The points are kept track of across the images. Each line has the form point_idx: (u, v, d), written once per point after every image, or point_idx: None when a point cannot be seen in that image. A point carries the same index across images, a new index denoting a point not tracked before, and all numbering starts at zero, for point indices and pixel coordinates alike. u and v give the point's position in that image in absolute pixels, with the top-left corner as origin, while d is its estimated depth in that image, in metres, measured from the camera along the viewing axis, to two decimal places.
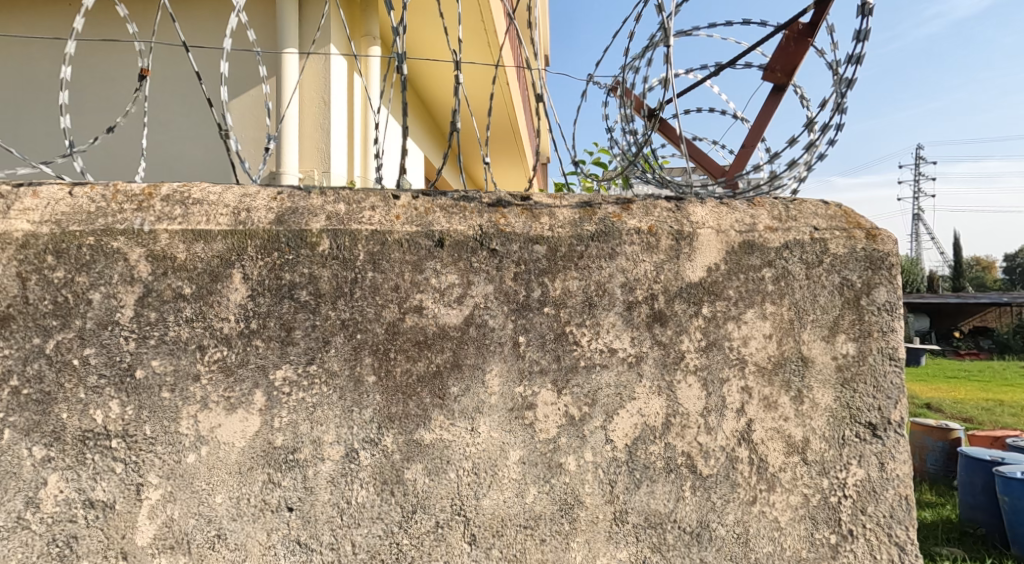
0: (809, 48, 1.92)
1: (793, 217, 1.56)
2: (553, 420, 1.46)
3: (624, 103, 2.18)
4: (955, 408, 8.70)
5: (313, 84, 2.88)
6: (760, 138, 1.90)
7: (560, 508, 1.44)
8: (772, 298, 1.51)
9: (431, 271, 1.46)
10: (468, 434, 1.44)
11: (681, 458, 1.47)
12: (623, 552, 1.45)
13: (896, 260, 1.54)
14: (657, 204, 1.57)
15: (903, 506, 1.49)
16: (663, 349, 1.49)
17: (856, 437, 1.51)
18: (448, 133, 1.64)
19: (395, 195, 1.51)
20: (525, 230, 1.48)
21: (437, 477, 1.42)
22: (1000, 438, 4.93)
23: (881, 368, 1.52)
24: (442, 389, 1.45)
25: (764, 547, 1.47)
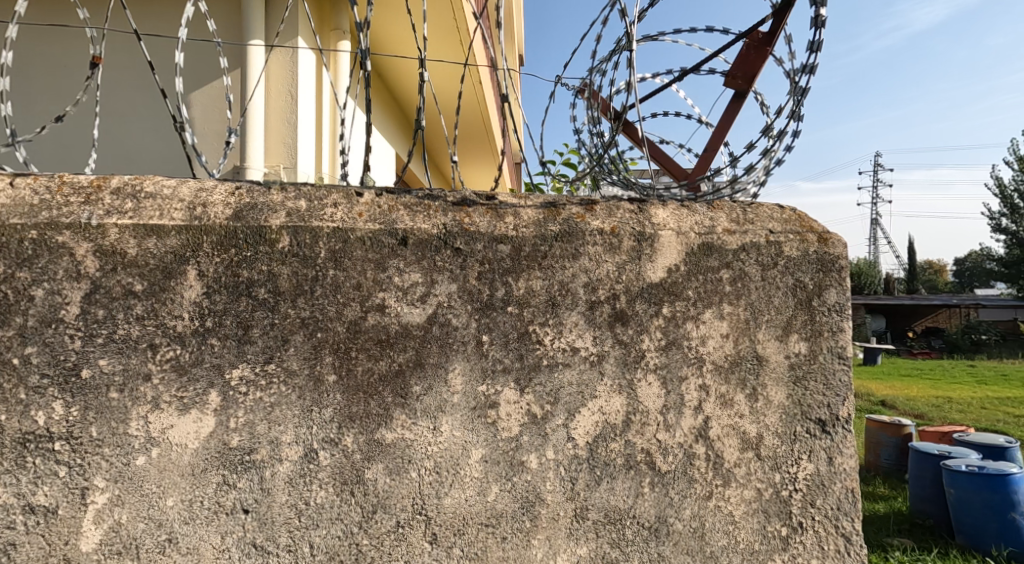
0: (768, 56, 1.98)
1: (750, 221, 1.60)
2: (516, 419, 1.46)
3: (591, 105, 2.21)
4: (908, 405, 9.04)
5: (279, 78, 2.82)
6: (722, 142, 1.94)
7: (521, 506, 1.45)
8: (729, 298, 1.55)
9: (394, 269, 1.45)
10: (430, 433, 1.44)
11: (640, 455, 1.50)
12: (582, 548, 1.47)
13: (846, 263, 1.59)
14: (620, 206, 1.59)
15: (850, 499, 1.54)
16: (624, 348, 1.51)
17: (806, 432, 1.55)
18: (413, 131, 1.63)
19: (358, 192, 1.49)
20: (490, 229, 1.49)
21: (399, 477, 1.42)
22: (948, 434, 5.14)
23: (831, 367, 1.57)
24: (404, 388, 1.44)
25: (720, 540, 1.50)
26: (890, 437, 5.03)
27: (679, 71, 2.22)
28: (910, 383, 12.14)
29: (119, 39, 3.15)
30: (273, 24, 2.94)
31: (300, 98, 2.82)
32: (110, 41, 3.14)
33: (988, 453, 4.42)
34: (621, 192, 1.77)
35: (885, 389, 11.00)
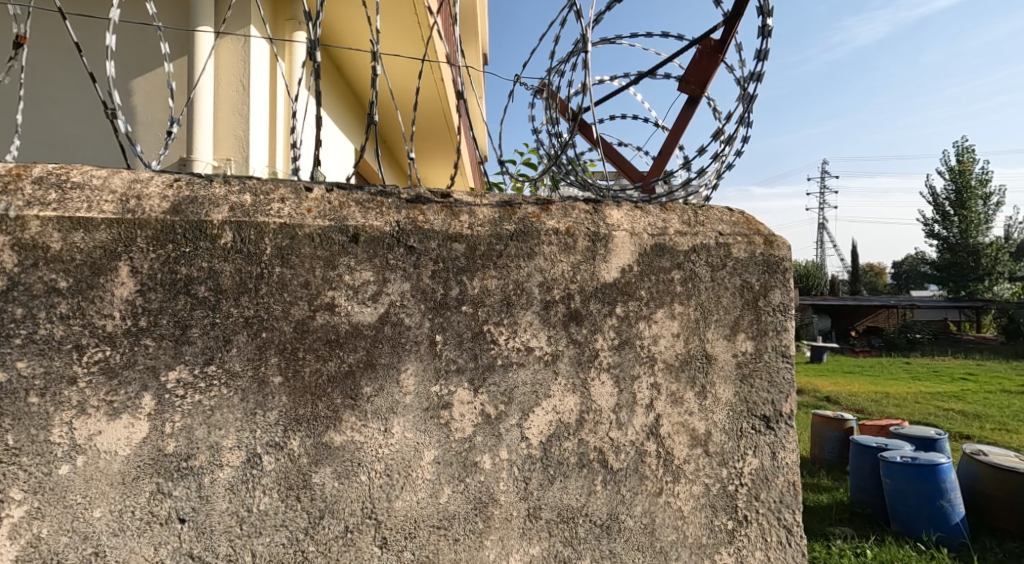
0: (721, 62, 2.01)
1: (700, 223, 1.62)
2: (469, 419, 1.44)
3: (549, 105, 2.21)
4: (850, 400, 9.41)
5: (230, 67, 2.71)
6: (676, 145, 1.97)
7: (474, 507, 1.43)
8: (680, 298, 1.56)
9: (345, 267, 1.40)
10: (381, 435, 1.40)
11: (593, 453, 1.50)
12: (535, 548, 1.45)
13: (790, 265, 1.63)
14: (575, 206, 1.59)
15: (792, 492, 1.58)
16: (578, 347, 1.51)
17: (751, 428, 1.58)
18: (366, 126, 1.59)
19: (307, 187, 1.45)
20: (444, 228, 1.46)
21: (347, 480, 1.38)
22: (885, 427, 5.38)
23: (776, 365, 1.60)
24: (354, 390, 1.40)
25: (669, 535, 1.51)
26: (833, 432, 5.23)
27: (635, 73, 2.25)
28: (851, 379, 12.65)
29: (47, 18, 2.97)
30: (222, 10, 2.83)
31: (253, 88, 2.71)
32: (38, 20, 2.96)
33: (921, 445, 4.65)
34: (580, 192, 1.78)
35: (828, 386, 11.42)
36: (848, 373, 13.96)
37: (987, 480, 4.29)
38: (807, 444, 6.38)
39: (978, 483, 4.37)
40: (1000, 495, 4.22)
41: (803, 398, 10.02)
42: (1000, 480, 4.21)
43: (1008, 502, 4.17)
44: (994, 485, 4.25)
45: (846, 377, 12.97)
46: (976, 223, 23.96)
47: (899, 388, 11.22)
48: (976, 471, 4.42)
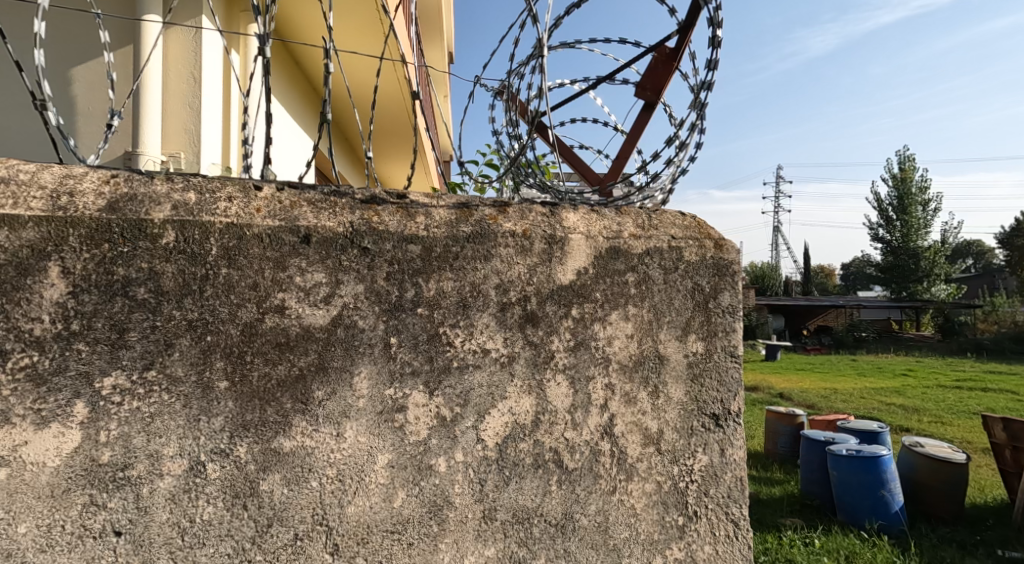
0: (676, 70, 2.05)
1: (654, 227, 1.64)
2: (424, 422, 1.43)
3: (509, 107, 2.21)
4: (801, 396, 9.76)
5: (180, 58, 2.61)
6: (633, 149, 2.00)
7: (428, 511, 1.41)
8: (634, 300, 1.58)
9: (296, 268, 1.37)
10: (333, 440, 1.37)
11: (548, 454, 1.50)
12: (490, 549, 1.44)
13: (739, 267, 1.67)
14: (532, 208, 1.58)
15: (739, 487, 1.61)
16: (534, 349, 1.51)
17: (701, 427, 1.61)
18: (319, 124, 1.55)
19: (256, 185, 1.40)
20: (400, 229, 1.44)
21: (297, 487, 1.34)
22: (833, 421, 5.62)
23: (724, 365, 1.64)
24: (304, 393, 1.36)
25: (622, 533, 1.52)
26: (786, 426, 5.58)
27: (594, 78, 2.27)
28: (802, 376, 13.19)
29: None
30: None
31: (205, 81, 2.62)
32: None
33: (865, 439, 4.86)
34: (540, 194, 1.80)
35: (780, 382, 11.85)
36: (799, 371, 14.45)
37: (924, 471, 4.75)
38: (762, 439, 6.69)
39: (914, 474, 4.84)
40: (935, 485, 4.68)
41: (757, 395, 10.34)
42: (935, 471, 4.67)
43: (942, 490, 4.65)
44: (929, 475, 4.71)
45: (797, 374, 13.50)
46: (915, 229, 25.14)
47: (846, 384, 11.72)
48: (914, 462, 4.88)
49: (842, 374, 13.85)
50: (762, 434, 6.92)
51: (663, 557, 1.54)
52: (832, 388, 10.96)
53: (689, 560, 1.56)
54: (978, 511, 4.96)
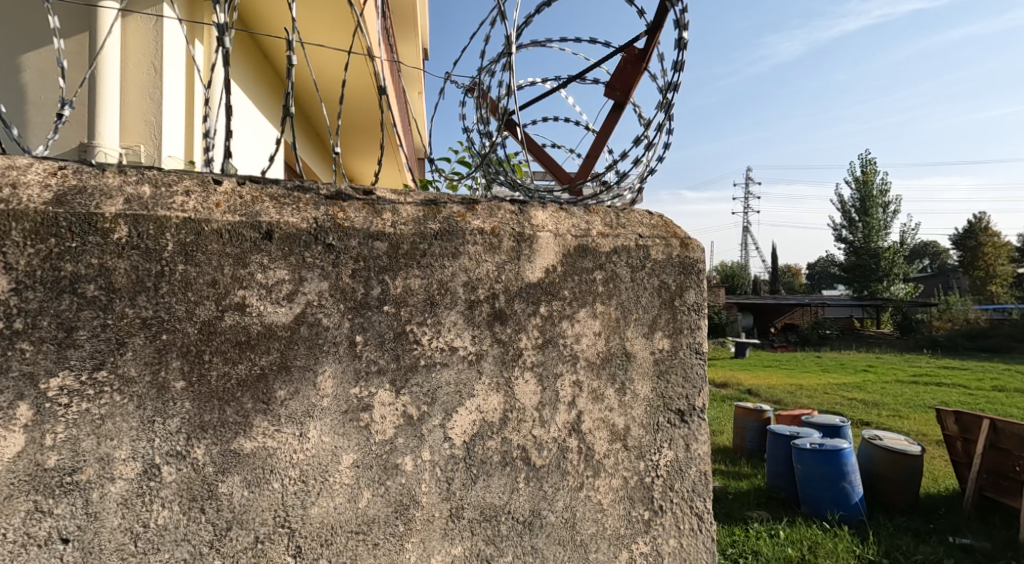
0: (645, 71, 2.07)
1: (622, 225, 1.65)
2: (390, 421, 1.40)
3: (480, 105, 2.20)
4: (769, 392, 10.00)
5: (139, 47, 2.50)
6: (603, 148, 2.00)
7: (394, 510, 1.39)
8: (602, 298, 1.58)
9: (257, 265, 1.34)
10: (296, 440, 1.34)
11: (516, 451, 1.49)
12: (457, 548, 1.43)
13: (704, 266, 1.69)
14: (501, 206, 1.57)
15: (703, 481, 1.63)
16: (502, 346, 1.50)
17: (667, 422, 1.62)
18: (283, 118, 1.52)
19: (216, 179, 1.37)
20: (366, 225, 1.41)
21: (258, 489, 1.31)
22: (798, 416, 5.98)
23: (690, 362, 1.65)
24: (266, 393, 1.33)
25: (589, 528, 1.53)
26: (753, 422, 5.96)
27: (565, 78, 2.28)
28: (770, 373, 13.48)
29: None
30: None
31: (166, 71, 2.52)
32: None
33: (827, 433, 5.20)
34: (511, 192, 1.80)
35: (749, 379, 12.11)
36: (766, 368, 14.78)
37: (882, 463, 4.89)
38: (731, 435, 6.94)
39: (873, 466, 4.98)
40: (893, 476, 4.82)
41: (727, 391, 10.55)
42: (893, 463, 4.81)
43: (898, 481, 4.79)
44: (888, 467, 4.86)
45: (765, 370, 13.90)
46: (875, 230, 25.92)
47: (811, 380, 12.03)
48: (873, 454, 5.02)
49: (807, 370, 14.20)
50: (730, 431, 7.14)
51: (629, 551, 1.55)
52: (799, 384, 11.27)
53: (655, 554, 1.57)
54: (931, 500, 5.14)
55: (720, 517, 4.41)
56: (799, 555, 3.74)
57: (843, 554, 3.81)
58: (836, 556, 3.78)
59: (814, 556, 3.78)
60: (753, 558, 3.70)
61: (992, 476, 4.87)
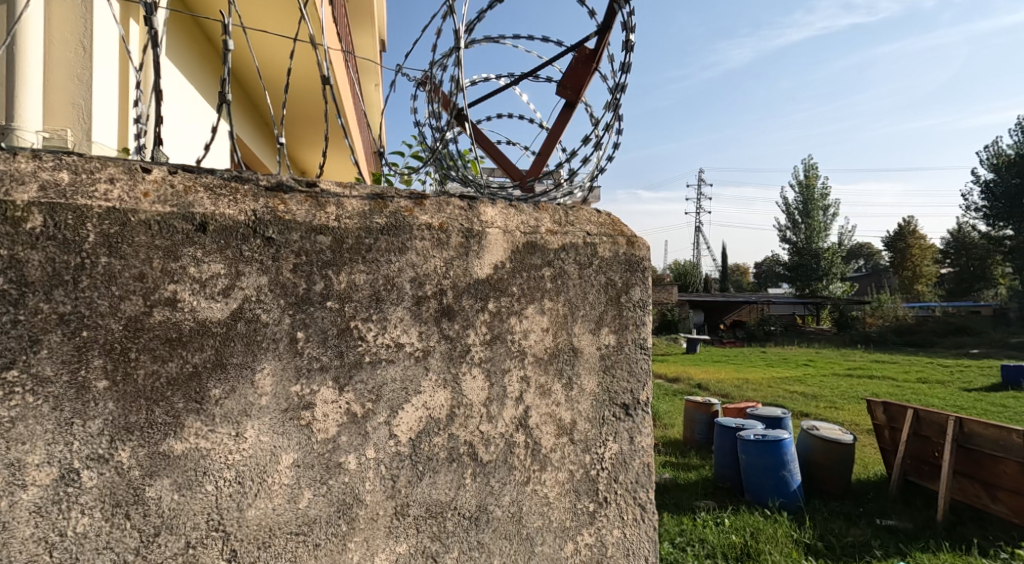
0: (595, 70, 2.08)
1: (570, 223, 1.65)
2: (333, 419, 1.36)
3: (432, 99, 2.16)
4: (718, 386, 10.31)
5: (65, 25, 2.29)
6: (555, 145, 2.00)
7: (337, 510, 1.35)
8: (550, 295, 1.58)
9: (189, 258, 1.28)
10: (232, 440, 1.29)
11: (463, 447, 1.47)
12: (402, 545, 1.41)
13: (649, 264, 1.71)
14: (449, 202, 1.55)
15: (646, 472, 1.66)
16: (449, 342, 1.48)
17: (612, 416, 1.63)
18: (220, 105, 1.45)
19: (144, 167, 1.29)
20: (308, 219, 1.37)
21: (190, 492, 1.25)
22: (743, 409, 6.24)
23: (634, 357, 1.67)
24: (199, 392, 1.27)
25: (535, 522, 1.53)
26: (702, 415, 6.20)
27: (517, 75, 2.27)
28: (718, 367, 13.89)
29: None
30: None
31: (96, 53, 2.32)
32: None
33: (770, 425, 5.44)
34: (463, 188, 1.78)
35: (699, 373, 12.46)
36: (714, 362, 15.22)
37: (819, 452, 5.10)
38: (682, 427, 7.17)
39: (811, 455, 5.17)
40: (829, 464, 5.04)
41: (679, 386, 10.82)
42: (829, 452, 5.02)
43: (834, 469, 5.01)
44: (824, 456, 5.06)
45: (713, 365, 14.32)
46: (815, 231, 26.99)
47: (757, 374, 12.47)
48: (810, 444, 5.22)
49: (753, 364, 14.71)
50: (680, 424, 7.34)
51: (574, 543, 1.56)
52: (747, 378, 11.67)
53: (599, 545, 1.58)
54: (862, 485, 5.40)
55: (669, 508, 4.56)
56: (742, 541, 3.90)
57: (782, 538, 3.98)
58: (776, 541, 3.94)
59: (756, 541, 3.92)
60: (699, 546, 3.85)
61: (916, 461, 5.16)
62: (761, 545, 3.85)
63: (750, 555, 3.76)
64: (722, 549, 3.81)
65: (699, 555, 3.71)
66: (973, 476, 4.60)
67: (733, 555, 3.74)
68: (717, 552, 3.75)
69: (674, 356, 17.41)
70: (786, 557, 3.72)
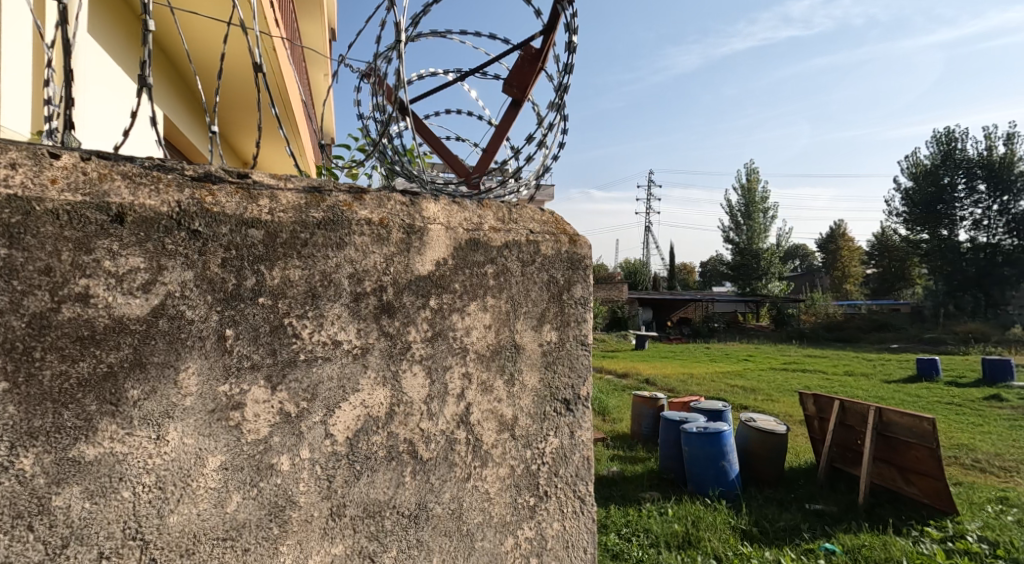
0: (541, 70, 2.07)
1: (514, 220, 1.64)
2: (265, 420, 1.30)
3: (376, 91, 2.11)
4: (665, 382, 10.57)
5: None
6: (501, 143, 1.98)
7: (268, 513, 1.30)
8: (492, 292, 1.56)
9: (104, 251, 1.19)
10: (152, 443, 1.21)
11: (403, 445, 1.44)
12: (338, 547, 1.36)
13: (590, 261, 1.72)
14: (390, 197, 1.51)
15: (586, 466, 1.67)
16: (389, 340, 1.44)
17: (554, 411, 1.63)
18: (141, 90, 1.37)
19: (52, 152, 1.20)
20: (239, 211, 1.30)
21: (103, 500, 1.18)
22: (687, 403, 6.41)
23: (575, 353, 1.68)
24: (115, 393, 1.20)
25: (475, 518, 1.51)
26: (648, 409, 6.34)
27: (464, 71, 2.24)
28: (664, 363, 14.25)
29: None
30: None
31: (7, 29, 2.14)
32: None
33: (711, 418, 5.62)
34: (408, 183, 1.75)
35: (647, 369, 12.74)
36: (661, 358, 15.60)
37: (755, 442, 5.29)
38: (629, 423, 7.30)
39: (748, 445, 5.36)
40: (764, 454, 5.23)
41: (628, 381, 11.03)
42: (764, 441, 5.21)
43: (768, 459, 5.21)
44: (760, 446, 5.26)
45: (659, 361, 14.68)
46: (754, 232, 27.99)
47: (700, 369, 12.85)
48: (748, 435, 5.41)
49: (696, 360, 15.15)
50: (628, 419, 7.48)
51: (514, 538, 1.55)
52: (692, 373, 12.01)
53: (539, 539, 1.58)
54: (793, 473, 5.63)
55: (615, 500, 4.64)
56: (684, 530, 4.00)
57: (721, 525, 4.10)
58: (715, 528, 4.06)
59: (696, 529, 4.03)
60: (644, 536, 3.92)
61: (841, 449, 5.41)
62: (701, 532, 3.96)
63: (690, 543, 3.86)
64: (665, 538, 3.89)
65: (644, 545, 3.78)
66: (890, 462, 4.86)
67: (674, 544, 3.83)
68: (660, 541, 3.84)
69: (623, 353, 17.74)
70: (724, 543, 3.85)
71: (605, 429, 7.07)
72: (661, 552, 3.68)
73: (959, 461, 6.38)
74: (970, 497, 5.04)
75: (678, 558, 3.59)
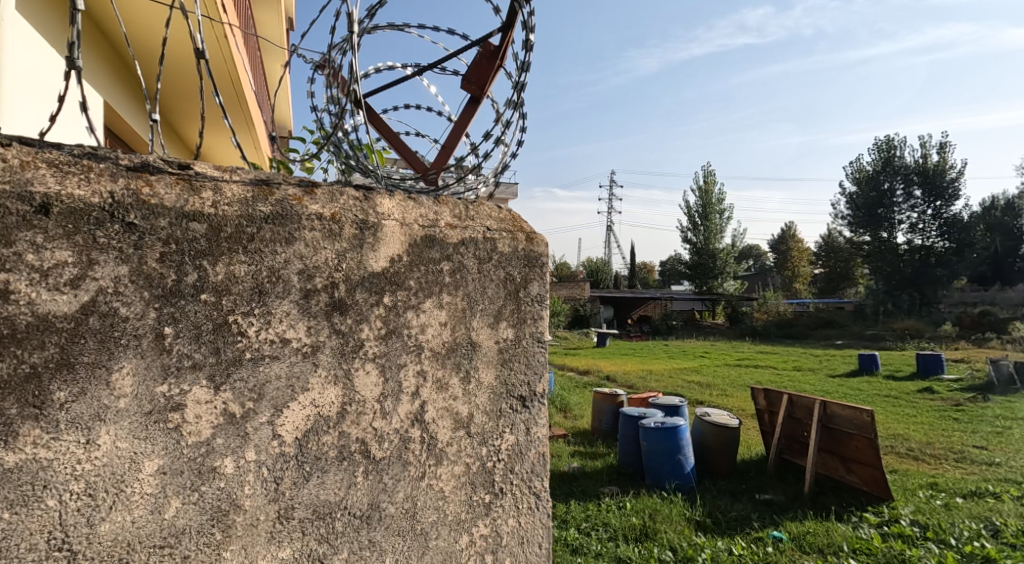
0: (499, 67, 2.04)
1: (470, 217, 1.61)
2: (207, 421, 1.24)
3: (331, 84, 2.04)
4: (625, 378, 10.71)
5: None
6: (459, 139, 1.95)
7: (210, 518, 1.24)
8: (448, 289, 1.53)
9: (27, 245, 1.12)
10: (81, 448, 1.14)
11: (354, 445, 1.39)
12: (285, 551, 1.30)
13: (548, 258, 1.70)
14: (343, 191, 1.46)
15: (541, 462, 1.65)
16: (340, 338, 1.38)
17: (510, 409, 1.61)
18: (69, 74, 1.28)
19: None
20: (178, 203, 1.23)
21: (25, 509, 1.10)
22: (646, 398, 6.51)
23: (532, 351, 1.66)
24: (40, 395, 1.12)
25: (430, 517, 1.48)
26: (608, 406, 6.40)
27: (422, 66, 2.19)
28: (624, 360, 14.46)
29: None
30: None
31: None
32: None
33: (667, 413, 5.71)
34: (363, 178, 1.70)
35: (607, 366, 12.89)
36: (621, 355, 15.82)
37: (710, 436, 5.40)
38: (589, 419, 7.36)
39: (703, 439, 5.46)
40: (718, 447, 5.35)
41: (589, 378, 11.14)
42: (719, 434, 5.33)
43: (722, 452, 5.32)
44: (714, 439, 5.37)
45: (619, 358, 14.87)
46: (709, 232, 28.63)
47: (658, 366, 13.08)
48: (702, 429, 5.51)
49: (655, 356, 15.43)
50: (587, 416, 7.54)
51: (469, 535, 1.52)
52: (651, 370, 12.22)
53: (494, 535, 1.55)
54: (744, 464, 5.76)
55: (575, 495, 4.66)
56: (642, 522, 4.05)
57: (676, 517, 4.17)
58: (672, 520, 4.12)
59: (654, 521, 4.09)
60: (602, 530, 3.95)
61: (788, 441, 5.56)
62: (658, 524, 4.01)
63: (648, 535, 3.90)
64: (623, 531, 3.93)
65: (603, 539, 3.81)
66: (833, 452, 5.01)
67: (632, 536, 3.87)
68: (619, 534, 3.88)
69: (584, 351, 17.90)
70: (680, 534, 3.91)
71: (564, 426, 7.10)
72: (619, 545, 3.72)
73: (895, 450, 6.66)
74: (904, 483, 5.25)
75: (636, 550, 3.64)
